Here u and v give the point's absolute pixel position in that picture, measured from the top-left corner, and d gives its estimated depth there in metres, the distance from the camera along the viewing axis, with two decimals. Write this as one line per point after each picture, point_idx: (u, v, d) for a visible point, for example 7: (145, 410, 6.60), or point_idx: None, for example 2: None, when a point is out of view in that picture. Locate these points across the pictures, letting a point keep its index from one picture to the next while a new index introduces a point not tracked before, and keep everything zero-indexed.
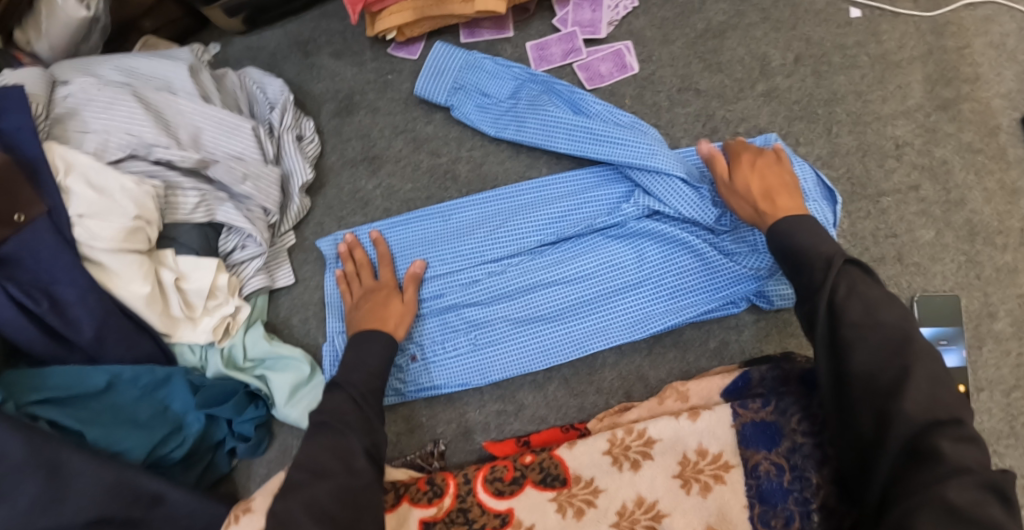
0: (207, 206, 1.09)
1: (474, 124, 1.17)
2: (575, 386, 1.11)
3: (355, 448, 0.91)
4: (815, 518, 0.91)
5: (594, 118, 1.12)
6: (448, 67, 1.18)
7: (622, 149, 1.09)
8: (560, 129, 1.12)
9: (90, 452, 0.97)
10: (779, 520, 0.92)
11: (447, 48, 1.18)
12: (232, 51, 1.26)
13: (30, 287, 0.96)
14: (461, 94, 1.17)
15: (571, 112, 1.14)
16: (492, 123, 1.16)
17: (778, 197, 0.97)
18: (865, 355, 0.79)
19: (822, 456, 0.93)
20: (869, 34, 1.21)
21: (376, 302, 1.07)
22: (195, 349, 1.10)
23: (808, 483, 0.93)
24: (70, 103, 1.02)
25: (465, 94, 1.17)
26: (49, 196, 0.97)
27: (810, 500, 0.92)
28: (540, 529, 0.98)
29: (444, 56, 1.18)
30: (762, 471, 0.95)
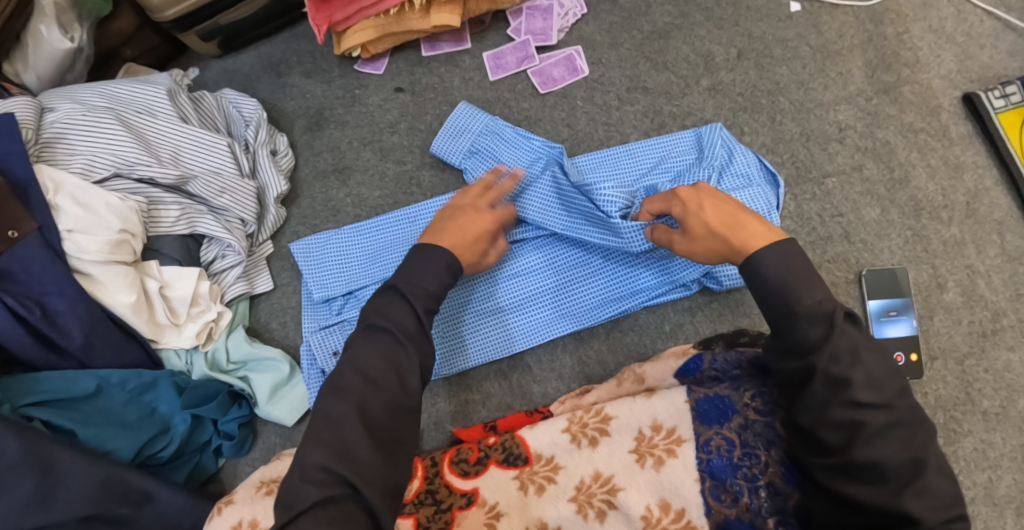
0: (188, 218, 1.17)
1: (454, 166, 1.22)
2: (537, 372, 1.16)
3: (413, 369, 0.90)
4: (762, 494, 0.93)
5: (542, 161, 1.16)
6: (466, 128, 1.22)
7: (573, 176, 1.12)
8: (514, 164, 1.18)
9: (82, 450, 1.04)
10: (729, 494, 0.94)
11: (468, 110, 1.23)
12: (210, 75, 1.35)
13: (24, 298, 1.04)
14: (475, 158, 1.21)
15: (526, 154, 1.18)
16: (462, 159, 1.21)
17: (734, 234, 0.91)
18: (850, 403, 0.79)
19: (773, 435, 0.94)
20: (809, 26, 1.26)
21: (467, 217, 1.05)
22: (181, 354, 1.18)
23: (757, 460, 0.94)
24: (57, 128, 1.11)
25: (479, 158, 1.21)
26: (39, 214, 1.05)
27: (757, 476, 0.94)
28: (504, 507, 1.01)
29: (464, 117, 1.23)
30: (713, 447, 0.96)
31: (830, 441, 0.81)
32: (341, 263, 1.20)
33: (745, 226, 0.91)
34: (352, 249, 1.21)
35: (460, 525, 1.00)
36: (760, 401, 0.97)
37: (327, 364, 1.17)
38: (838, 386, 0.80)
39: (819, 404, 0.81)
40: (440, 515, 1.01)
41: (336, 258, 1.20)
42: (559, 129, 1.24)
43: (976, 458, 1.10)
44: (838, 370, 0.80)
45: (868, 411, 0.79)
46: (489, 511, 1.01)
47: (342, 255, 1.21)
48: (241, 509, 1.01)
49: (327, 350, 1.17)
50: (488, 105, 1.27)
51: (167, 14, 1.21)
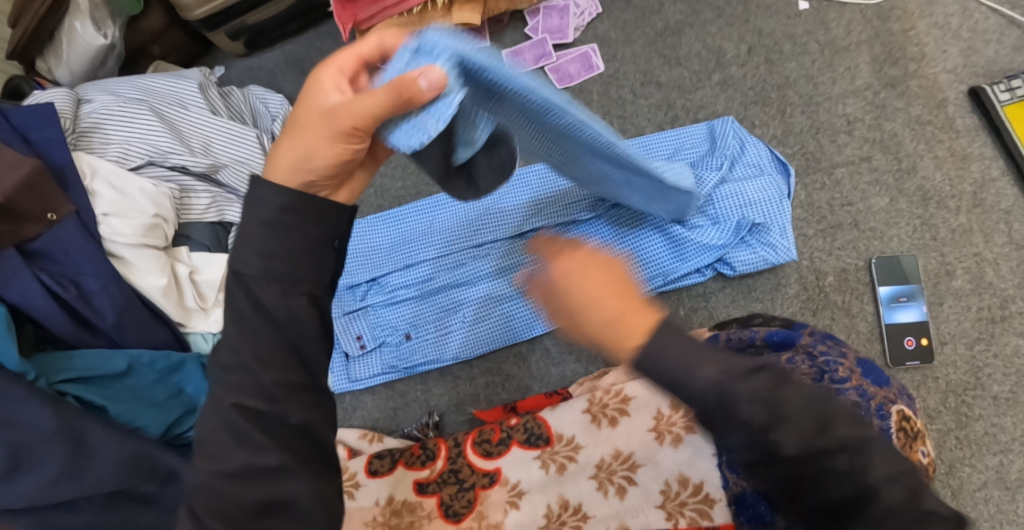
0: (218, 206, 1.23)
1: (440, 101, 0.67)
2: (555, 355, 1.19)
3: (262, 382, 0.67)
4: None
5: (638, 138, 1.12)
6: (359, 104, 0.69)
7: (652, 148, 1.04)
8: None
9: (114, 426, 1.05)
10: None
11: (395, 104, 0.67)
12: (236, 73, 1.41)
13: (60, 277, 1.07)
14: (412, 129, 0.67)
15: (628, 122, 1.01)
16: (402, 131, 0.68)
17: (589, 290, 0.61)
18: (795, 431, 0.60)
19: None
20: (817, 23, 1.30)
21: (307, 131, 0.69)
22: (208, 338, 1.22)
23: None
24: (94, 118, 1.16)
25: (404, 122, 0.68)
26: (76, 198, 1.09)
27: None
28: (526, 485, 1.03)
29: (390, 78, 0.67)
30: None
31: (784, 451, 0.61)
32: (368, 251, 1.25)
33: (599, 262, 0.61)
34: (379, 237, 1.25)
35: (483, 503, 1.02)
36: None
37: (352, 347, 1.22)
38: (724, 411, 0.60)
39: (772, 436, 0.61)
40: (463, 493, 1.04)
41: (363, 246, 1.25)
42: None
43: (987, 440, 1.12)
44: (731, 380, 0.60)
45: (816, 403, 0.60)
46: (511, 490, 1.03)
47: (370, 242, 1.25)
48: None
49: (352, 334, 1.22)
50: None
51: (199, 12, 1.26)
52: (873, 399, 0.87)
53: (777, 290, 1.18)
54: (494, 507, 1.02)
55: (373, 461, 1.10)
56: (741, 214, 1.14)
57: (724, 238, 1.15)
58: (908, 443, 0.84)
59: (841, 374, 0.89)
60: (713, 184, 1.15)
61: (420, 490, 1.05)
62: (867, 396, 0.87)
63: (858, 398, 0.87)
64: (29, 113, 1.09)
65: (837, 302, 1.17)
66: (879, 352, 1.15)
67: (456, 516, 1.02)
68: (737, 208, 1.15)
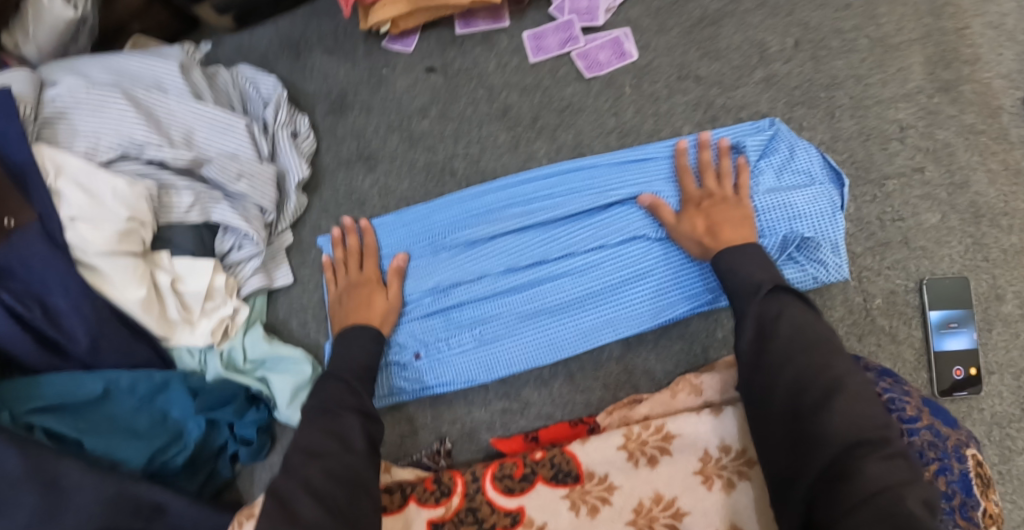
0: (202, 205, 1.06)
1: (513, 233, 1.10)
2: (580, 380, 1.10)
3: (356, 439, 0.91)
4: None
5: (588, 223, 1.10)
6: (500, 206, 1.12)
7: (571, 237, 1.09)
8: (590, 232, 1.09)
9: (89, 463, 0.95)
10: None
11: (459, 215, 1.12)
12: (223, 51, 1.25)
13: (22, 295, 0.93)
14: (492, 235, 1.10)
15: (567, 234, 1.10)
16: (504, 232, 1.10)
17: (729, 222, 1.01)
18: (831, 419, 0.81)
19: None
20: (867, 17, 1.19)
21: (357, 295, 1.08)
22: (194, 352, 1.09)
23: None
24: (59, 104, 1.00)
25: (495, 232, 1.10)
26: (39, 201, 0.94)
27: None
28: (552, 528, 0.96)
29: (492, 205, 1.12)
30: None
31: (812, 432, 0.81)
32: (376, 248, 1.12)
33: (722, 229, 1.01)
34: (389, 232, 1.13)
35: None
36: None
37: None
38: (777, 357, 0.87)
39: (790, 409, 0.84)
40: None
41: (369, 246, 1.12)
42: (604, 119, 1.16)
43: None
44: (792, 353, 0.86)
45: (823, 388, 0.83)
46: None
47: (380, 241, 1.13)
48: None
49: None
50: (527, 90, 1.18)
51: None
52: (947, 440, 0.85)
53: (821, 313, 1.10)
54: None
55: (381, 498, 1.00)
56: (788, 227, 1.06)
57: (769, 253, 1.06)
58: (984, 489, 0.83)
59: (912, 413, 0.87)
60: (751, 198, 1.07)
61: None
62: (941, 436, 0.85)
63: (932, 440, 0.84)
64: None
65: (884, 327, 1.10)
66: (926, 382, 1.09)
67: None
68: (785, 220, 1.06)
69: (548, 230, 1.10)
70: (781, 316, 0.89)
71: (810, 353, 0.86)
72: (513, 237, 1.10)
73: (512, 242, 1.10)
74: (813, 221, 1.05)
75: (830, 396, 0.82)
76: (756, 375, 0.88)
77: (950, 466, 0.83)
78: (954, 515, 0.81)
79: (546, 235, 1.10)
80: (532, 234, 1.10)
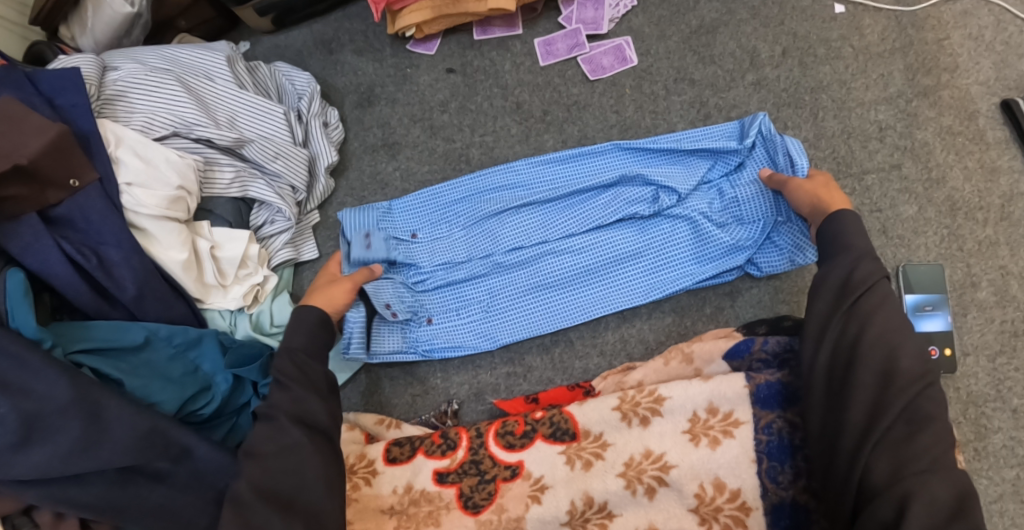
0: (241, 182, 1.19)
1: (520, 215, 1.20)
2: (579, 348, 1.18)
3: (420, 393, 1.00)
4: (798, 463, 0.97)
5: (589, 206, 1.19)
6: (509, 191, 1.22)
7: (573, 219, 1.19)
8: (591, 215, 1.18)
9: (129, 399, 1.05)
10: (786, 476, 0.96)
11: (471, 199, 1.23)
12: (262, 49, 1.40)
13: (81, 246, 1.06)
14: (501, 216, 1.20)
15: (570, 216, 1.19)
16: (512, 214, 1.20)
17: (830, 191, 1.05)
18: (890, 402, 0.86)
19: None
20: (852, 29, 1.29)
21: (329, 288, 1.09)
22: (225, 315, 1.21)
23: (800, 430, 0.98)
24: (120, 86, 1.14)
25: (503, 213, 1.20)
26: (100, 166, 1.08)
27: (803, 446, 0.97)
28: (550, 480, 1.00)
29: (501, 191, 1.23)
30: (776, 429, 0.98)
31: (865, 409, 0.87)
32: (398, 223, 1.23)
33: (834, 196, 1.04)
34: (411, 209, 1.24)
35: (504, 497, 1.00)
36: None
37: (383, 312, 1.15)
38: (857, 320, 0.91)
39: (864, 379, 0.88)
40: (483, 485, 1.01)
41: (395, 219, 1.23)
42: (607, 115, 1.28)
43: (1009, 453, 1.12)
44: (873, 332, 0.90)
45: (906, 376, 0.87)
46: (534, 484, 1.00)
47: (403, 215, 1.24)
48: None
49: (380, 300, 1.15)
50: (538, 89, 1.30)
51: None
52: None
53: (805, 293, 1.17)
54: (516, 500, 0.99)
55: (391, 449, 1.06)
56: (766, 212, 1.14)
57: (750, 236, 1.15)
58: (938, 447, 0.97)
59: None
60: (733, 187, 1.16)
61: (439, 480, 1.02)
62: None
63: None
64: (55, 79, 1.08)
65: None
66: None
67: (476, 507, 1.00)
68: (764, 207, 1.14)
69: (552, 213, 1.20)
70: (873, 290, 0.92)
71: (891, 337, 0.89)
72: (521, 218, 1.20)
73: (520, 222, 1.20)
74: (785, 208, 1.14)
75: (913, 382, 0.87)
76: (839, 343, 0.92)
77: None
78: None
79: (549, 217, 1.20)
80: (537, 216, 1.20)
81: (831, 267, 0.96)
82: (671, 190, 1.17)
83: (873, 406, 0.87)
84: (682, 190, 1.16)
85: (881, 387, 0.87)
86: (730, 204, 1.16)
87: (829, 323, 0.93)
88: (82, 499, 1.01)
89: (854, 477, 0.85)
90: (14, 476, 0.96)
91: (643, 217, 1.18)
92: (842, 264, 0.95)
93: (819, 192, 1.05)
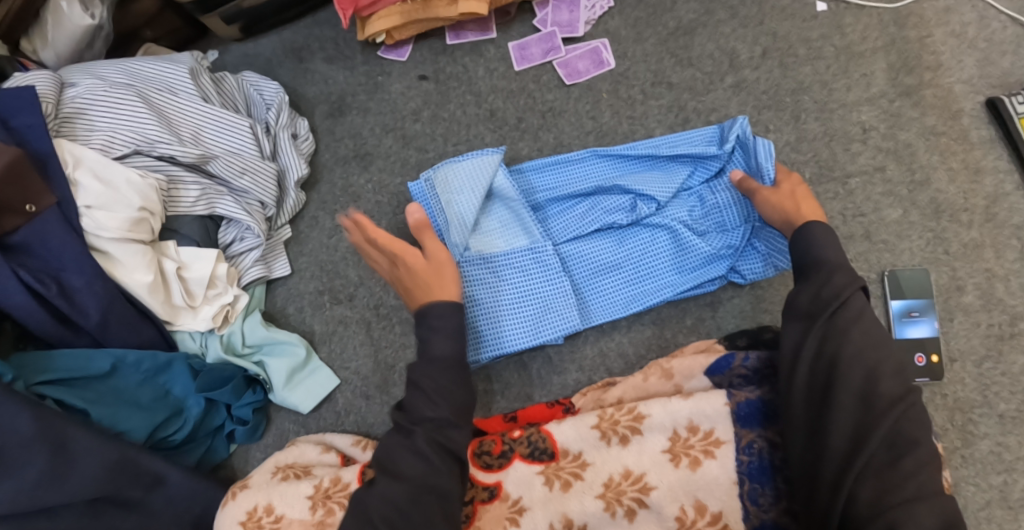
0: (208, 199, 1.16)
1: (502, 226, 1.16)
2: (557, 363, 1.15)
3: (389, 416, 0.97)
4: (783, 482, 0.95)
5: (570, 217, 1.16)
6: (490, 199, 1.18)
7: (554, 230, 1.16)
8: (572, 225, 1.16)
9: (94, 430, 1.03)
10: (767, 496, 0.95)
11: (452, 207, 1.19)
12: (230, 58, 1.36)
13: (41, 273, 1.03)
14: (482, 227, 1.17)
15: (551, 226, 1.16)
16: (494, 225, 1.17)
17: (803, 204, 1.01)
18: (874, 426, 0.84)
19: None
20: (833, 27, 1.26)
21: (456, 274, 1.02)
22: (195, 336, 1.17)
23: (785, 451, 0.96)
24: (78, 103, 1.11)
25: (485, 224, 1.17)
26: (59, 189, 1.04)
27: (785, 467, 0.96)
28: (528, 502, 0.97)
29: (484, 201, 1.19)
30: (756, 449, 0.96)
31: (851, 435, 0.85)
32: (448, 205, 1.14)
33: (801, 208, 1.01)
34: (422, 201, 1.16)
35: (481, 520, 0.97)
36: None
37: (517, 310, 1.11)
38: (833, 340, 0.89)
39: (846, 402, 0.86)
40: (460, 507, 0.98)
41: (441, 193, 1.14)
42: (583, 121, 1.24)
43: (996, 460, 1.10)
44: (849, 352, 0.88)
45: (887, 398, 0.85)
46: (512, 506, 0.97)
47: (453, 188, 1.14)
48: (257, 494, 1.03)
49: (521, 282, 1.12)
50: (512, 95, 1.27)
51: None
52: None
53: None
54: (493, 523, 0.97)
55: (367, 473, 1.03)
56: (744, 218, 1.12)
57: (728, 245, 1.13)
58: None
59: None
60: (710, 193, 1.15)
61: None
62: None
63: None
64: (10, 98, 1.04)
65: None
66: None
67: None
68: (743, 212, 1.13)
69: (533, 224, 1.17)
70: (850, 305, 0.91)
71: (870, 356, 0.88)
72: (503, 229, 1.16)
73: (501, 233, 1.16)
74: (758, 216, 1.12)
75: (894, 404, 0.85)
76: (816, 363, 0.90)
77: None
78: None
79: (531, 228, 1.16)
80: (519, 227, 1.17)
81: (805, 282, 0.94)
82: (651, 199, 1.15)
83: (857, 431, 0.85)
84: (661, 198, 1.14)
85: (864, 410, 0.86)
86: (710, 211, 1.14)
87: (805, 341, 0.91)
88: None
89: (839, 506, 0.83)
90: None
91: (621, 226, 1.16)
92: (817, 279, 0.93)
93: (787, 206, 1.01)
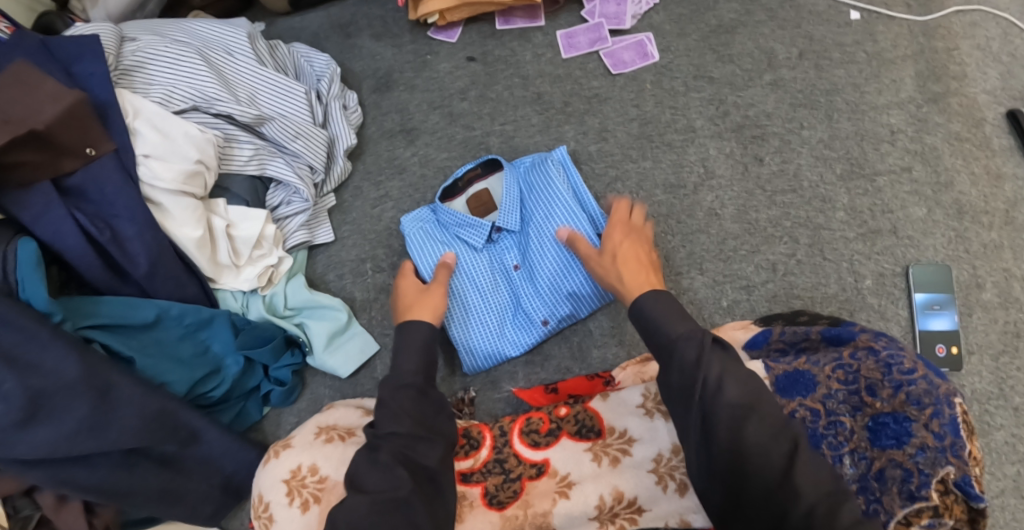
0: (260, 159, 1.18)
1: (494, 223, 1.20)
2: (598, 336, 1.19)
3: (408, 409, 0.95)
4: (846, 462, 0.90)
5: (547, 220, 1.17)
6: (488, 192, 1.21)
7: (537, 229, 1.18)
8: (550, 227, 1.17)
9: (137, 378, 1.02)
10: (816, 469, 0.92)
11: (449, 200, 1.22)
12: (277, 30, 1.39)
13: (94, 218, 1.02)
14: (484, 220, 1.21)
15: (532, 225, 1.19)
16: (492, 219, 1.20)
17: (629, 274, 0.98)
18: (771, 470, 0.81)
19: (858, 402, 0.91)
20: (865, 35, 1.32)
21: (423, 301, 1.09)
22: (237, 296, 1.18)
23: (842, 428, 0.91)
24: (140, 56, 1.12)
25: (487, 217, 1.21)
26: (118, 136, 1.05)
27: (843, 444, 0.90)
28: (576, 477, 0.99)
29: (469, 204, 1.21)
30: (798, 418, 0.93)
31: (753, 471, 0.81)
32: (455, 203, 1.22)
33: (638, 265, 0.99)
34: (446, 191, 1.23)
35: (530, 495, 0.99)
36: (841, 371, 0.93)
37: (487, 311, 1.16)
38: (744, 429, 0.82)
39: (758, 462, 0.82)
40: (508, 484, 1.00)
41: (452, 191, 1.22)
42: (627, 109, 1.29)
43: (1013, 451, 1.15)
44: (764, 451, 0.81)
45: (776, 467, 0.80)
46: (560, 482, 0.99)
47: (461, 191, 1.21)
48: (301, 454, 1.03)
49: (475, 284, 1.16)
50: (559, 80, 1.31)
51: None
52: (939, 389, 0.86)
53: (818, 290, 1.20)
54: (541, 498, 0.98)
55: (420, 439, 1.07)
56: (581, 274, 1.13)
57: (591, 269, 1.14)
58: (970, 434, 0.84)
59: (908, 366, 0.88)
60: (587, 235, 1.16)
61: (463, 480, 1.01)
62: (934, 385, 0.86)
63: (928, 387, 0.86)
64: (74, 45, 1.05)
65: (873, 304, 1.20)
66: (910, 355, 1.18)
67: (501, 504, 0.99)
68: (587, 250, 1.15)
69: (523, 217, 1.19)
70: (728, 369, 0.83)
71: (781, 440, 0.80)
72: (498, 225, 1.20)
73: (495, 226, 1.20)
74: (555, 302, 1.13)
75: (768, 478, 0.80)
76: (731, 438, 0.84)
77: (941, 410, 0.84)
78: (945, 452, 0.82)
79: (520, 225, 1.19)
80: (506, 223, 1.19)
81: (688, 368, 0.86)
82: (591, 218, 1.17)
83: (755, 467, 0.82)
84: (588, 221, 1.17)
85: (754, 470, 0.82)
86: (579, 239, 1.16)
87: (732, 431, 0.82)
88: (86, 479, 0.99)
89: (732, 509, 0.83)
90: (16, 454, 0.92)
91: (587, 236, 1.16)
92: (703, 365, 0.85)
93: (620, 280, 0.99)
